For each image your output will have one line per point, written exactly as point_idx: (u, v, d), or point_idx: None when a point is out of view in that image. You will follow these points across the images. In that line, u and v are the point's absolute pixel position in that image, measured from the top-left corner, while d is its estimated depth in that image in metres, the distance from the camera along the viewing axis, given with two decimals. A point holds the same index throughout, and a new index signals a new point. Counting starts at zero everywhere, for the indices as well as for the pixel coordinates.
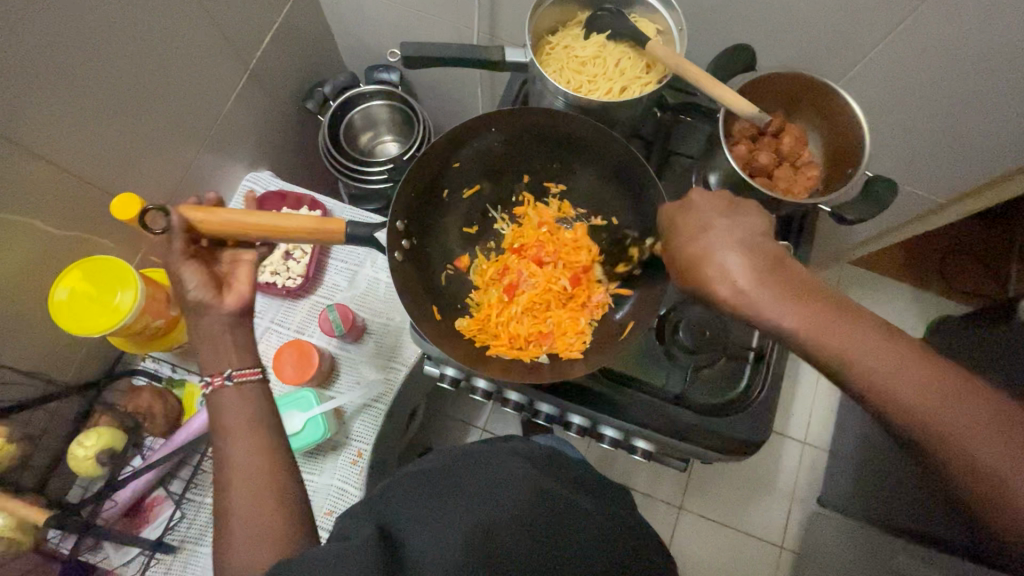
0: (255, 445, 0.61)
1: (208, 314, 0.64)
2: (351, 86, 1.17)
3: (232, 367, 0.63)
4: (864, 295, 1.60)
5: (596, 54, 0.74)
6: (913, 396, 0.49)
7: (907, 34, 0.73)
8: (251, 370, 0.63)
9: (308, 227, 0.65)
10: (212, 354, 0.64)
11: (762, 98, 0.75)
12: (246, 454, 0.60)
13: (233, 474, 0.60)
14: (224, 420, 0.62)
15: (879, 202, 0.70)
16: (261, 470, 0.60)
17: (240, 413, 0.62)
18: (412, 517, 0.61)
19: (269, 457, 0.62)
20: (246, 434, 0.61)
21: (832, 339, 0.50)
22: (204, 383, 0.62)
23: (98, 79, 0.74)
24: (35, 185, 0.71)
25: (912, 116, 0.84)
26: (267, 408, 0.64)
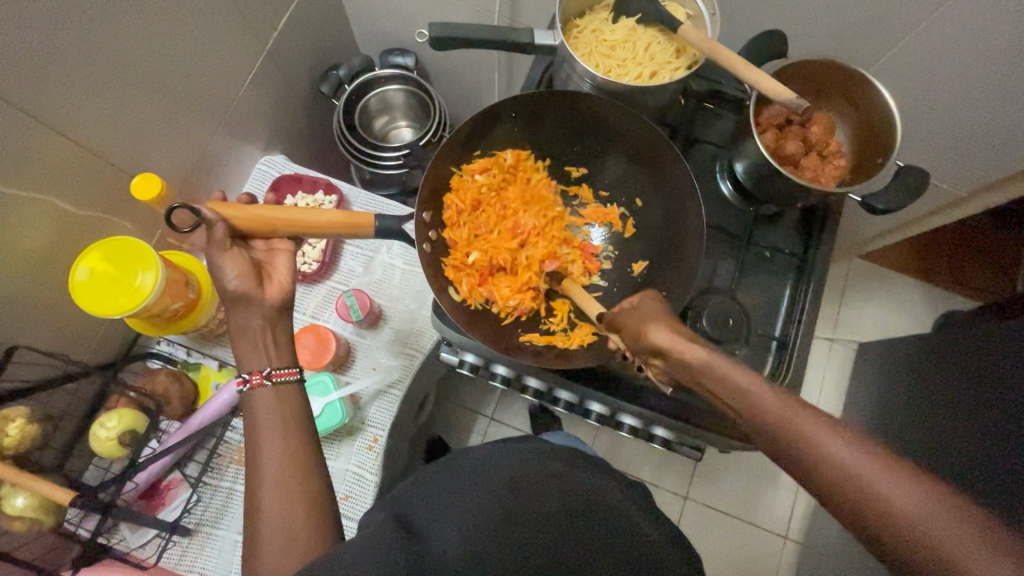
0: (281, 438, 0.61)
1: (239, 296, 0.63)
2: (366, 69, 1.15)
3: (269, 367, 0.63)
4: (874, 288, 1.60)
5: (626, 38, 0.73)
6: (943, 532, 0.40)
7: (938, 23, 0.72)
8: (289, 370, 0.63)
9: (341, 221, 0.64)
10: (237, 337, 0.63)
11: (791, 86, 0.75)
12: (275, 440, 0.60)
13: (263, 470, 0.59)
14: (252, 416, 0.61)
15: (907, 192, 0.70)
16: (290, 458, 0.60)
17: (265, 416, 0.61)
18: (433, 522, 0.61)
19: (297, 439, 0.61)
20: (276, 426, 0.61)
21: (866, 476, 0.43)
22: (241, 381, 0.61)
23: (118, 58, 0.73)
24: (56, 163, 0.70)
25: (938, 107, 0.84)
26: (297, 405, 0.63)
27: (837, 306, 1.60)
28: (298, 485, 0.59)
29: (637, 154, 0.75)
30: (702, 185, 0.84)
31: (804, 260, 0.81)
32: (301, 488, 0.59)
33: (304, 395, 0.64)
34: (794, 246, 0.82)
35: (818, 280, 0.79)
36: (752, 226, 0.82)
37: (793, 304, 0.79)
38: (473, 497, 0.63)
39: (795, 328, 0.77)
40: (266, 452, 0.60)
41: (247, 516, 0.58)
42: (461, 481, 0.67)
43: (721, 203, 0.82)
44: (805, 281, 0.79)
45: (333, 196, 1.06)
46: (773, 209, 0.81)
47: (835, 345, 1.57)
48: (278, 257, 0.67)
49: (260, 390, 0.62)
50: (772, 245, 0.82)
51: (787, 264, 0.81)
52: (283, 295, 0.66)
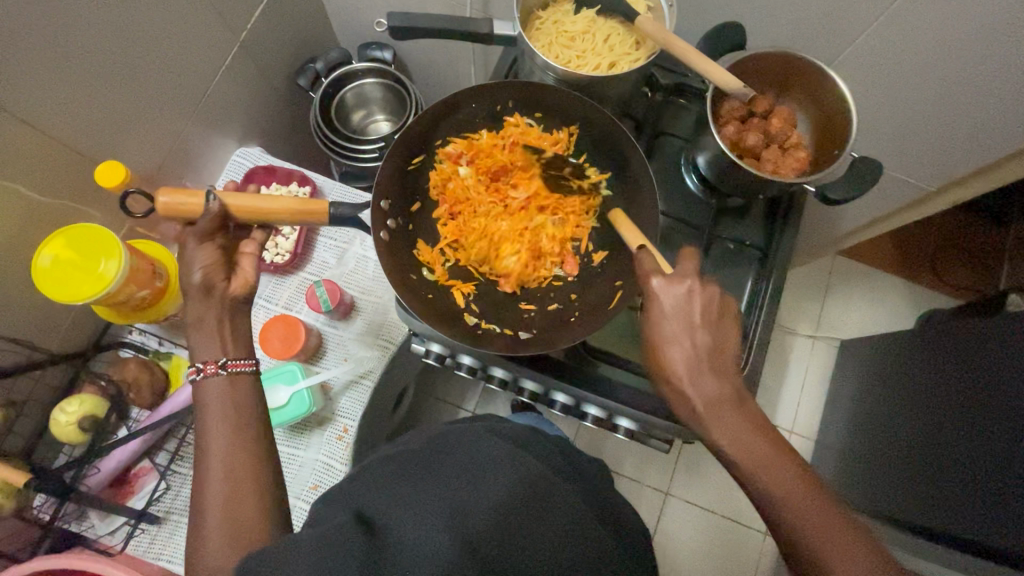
0: (231, 434, 0.60)
1: (194, 283, 0.63)
2: (344, 63, 1.16)
3: (226, 357, 0.62)
4: (855, 286, 1.61)
5: (586, 29, 0.74)
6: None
7: (897, 17, 0.73)
8: (246, 361, 0.63)
9: (295, 205, 0.65)
10: (193, 322, 0.63)
11: (751, 77, 0.76)
12: (229, 429, 0.61)
13: (214, 462, 0.59)
14: (202, 407, 0.61)
15: (862, 183, 0.71)
16: (240, 443, 0.60)
17: (215, 408, 0.60)
18: (388, 504, 0.58)
19: (250, 429, 0.61)
20: (229, 417, 0.61)
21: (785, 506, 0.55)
22: (194, 369, 0.61)
23: (88, 49, 0.73)
24: (22, 151, 0.71)
25: (902, 102, 0.84)
26: (252, 397, 0.63)
27: (819, 304, 1.60)
28: (251, 470, 0.60)
29: (600, 144, 0.75)
30: (666, 177, 0.84)
31: (766, 252, 0.82)
32: (256, 474, 0.60)
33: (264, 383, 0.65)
34: (757, 238, 0.83)
35: (779, 272, 0.80)
36: (715, 218, 0.83)
37: (754, 295, 0.80)
38: (430, 476, 0.62)
39: (755, 319, 0.78)
40: (216, 445, 0.60)
41: (197, 500, 0.58)
42: (423, 462, 0.67)
43: (685, 195, 0.83)
44: (767, 273, 0.80)
45: (307, 187, 1.07)
46: (736, 201, 0.82)
47: (816, 343, 1.58)
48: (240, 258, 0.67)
49: (213, 380, 0.61)
50: (736, 237, 0.82)
51: (750, 256, 0.82)
52: (246, 287, 0.65)
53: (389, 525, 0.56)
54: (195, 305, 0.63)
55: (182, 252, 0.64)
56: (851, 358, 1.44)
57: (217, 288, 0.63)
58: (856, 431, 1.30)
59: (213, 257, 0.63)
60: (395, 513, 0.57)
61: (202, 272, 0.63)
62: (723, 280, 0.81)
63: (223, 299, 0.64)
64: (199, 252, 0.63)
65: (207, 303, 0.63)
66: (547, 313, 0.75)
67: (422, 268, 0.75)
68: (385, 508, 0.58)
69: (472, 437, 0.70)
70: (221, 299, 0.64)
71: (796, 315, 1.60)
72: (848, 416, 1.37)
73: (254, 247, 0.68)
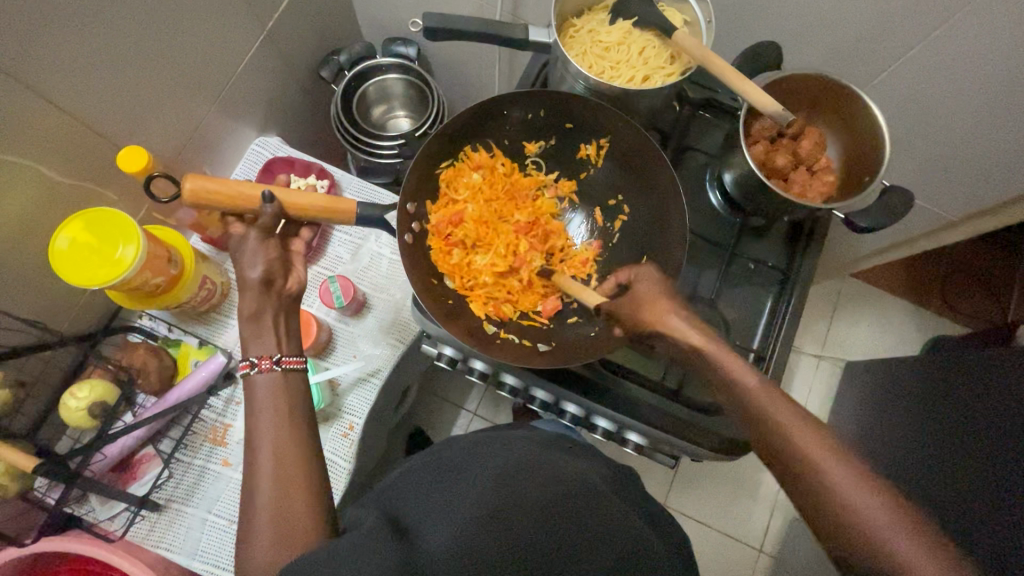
0: (271, 432, 0.60)
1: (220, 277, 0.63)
2: (367, 57, 1.14)
3: (279, 353, 0.63)
4: (865, 308, 1.60)
5: (621, 41, 0.73)
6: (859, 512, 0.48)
7: (934, 46, 0.72)
8: (298, 358, 0.64)
9: (322, 200, 0.64)
10: (249, 315, 0.63)
11: (785, 98, 0.75)
12: (273, 419, 0.60)
13: (260, 457, 0.59)
14: (254, 399, 0.61)
15: (891, 212, 0.70)
16: (272, 441, 0.60)
17: (263, 402, 0.61)
18: (418, 508, 0.61)
19: (274, 427, 0.60)
20: (269, 410, 0.61)
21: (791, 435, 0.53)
22: (250, 364, 0.62)
23: (113, 31, 0.73)
24: (43, 131, 0.70)
25: (932, 130, 0.84)
26: (296, 393, 0.63)
27: (827, 323, 1.61)
28: (284, 464, 0.59)
29: (628, 157, 0.74)
30: (690, 193, 0.84)
31: (788, 274, 0.81)
32: (283, 471, 0.59)
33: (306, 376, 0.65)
34: (778, 260, 0.82)
35: (799, 293, 0.79)
36: (738, 237, 0.82)
37: (772, 316, 0.79)
38: (462, 486, 0.63)
39: (772, 342, 0.77)
40: (264, 441, 0.59)
41: None
42: (450, 470, 0.67)
43: (709, 213, 0.82)
44: (787, 295, 0.79)
45: (325, 181, 1.06)
46: (761, 221, 0.81)
47: (822, 362, 1.58)
48: (294, 256, 0.68)
49: (266, 375, 0.62)
50: (758, 257, 0.82)
51: (770, 277, 0.81)
52: (302, 287, 0.68)
53: (422, 532, 0.57)
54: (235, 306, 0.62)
55: (239, 245, 0.64)
56: (857, 381, 1.44)
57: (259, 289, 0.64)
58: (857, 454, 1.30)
59: (275, 255, 0.65)
60: (428, 522, 0.58)
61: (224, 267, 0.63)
62: (744, 299, 0.80)
63: (257, 298, 0.64)
64: (261, 249, 0.64)
65: (244, 296, 0.64)
66: (564, 326, 0.75)
67: (444, 278, 0.73)
68: (424, 511, 0.60)
69: (498, 446, 0.70)
70: (279, 294, 0.66)
71: (803, 334, 1.60)
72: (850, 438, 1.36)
73: (299, 246, 0.70)
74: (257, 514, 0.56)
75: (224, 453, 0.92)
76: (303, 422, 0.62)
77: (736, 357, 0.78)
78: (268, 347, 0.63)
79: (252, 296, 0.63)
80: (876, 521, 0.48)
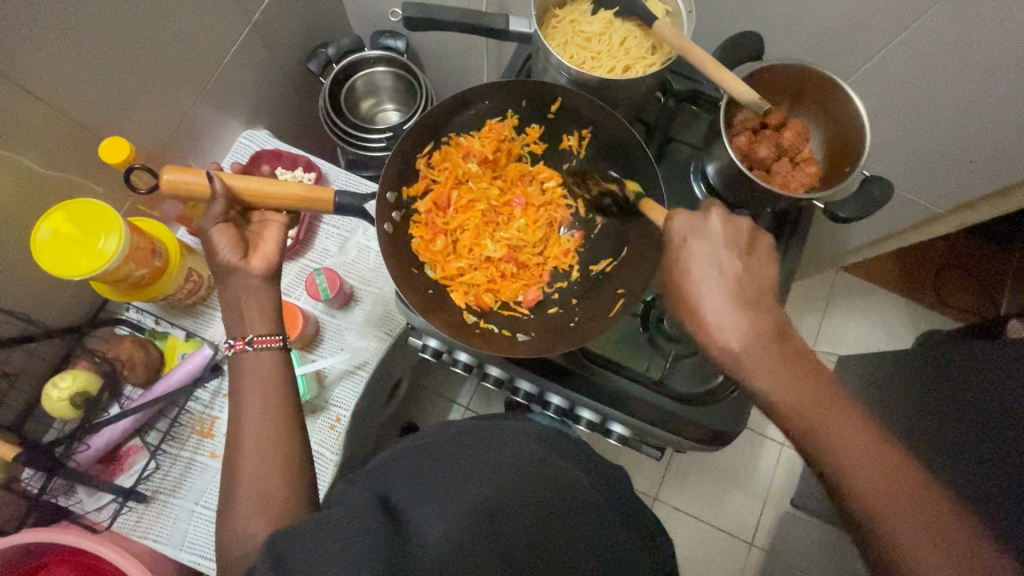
0: (251, 417, 0.61)
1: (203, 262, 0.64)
2: (355, 50, 1.14)
3: (253, 334, 0.64)
4: (856, 302, 1.61)
5: (602, 31, 0.73)
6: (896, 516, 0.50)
7: (916, 37, 0.72)
8: (271, 337, 0.63)
9: (299, 192, 0.63)
10: (228, 300, 0.65)
11: (767, 88, 0.75)
12: (255, 409, 0.61)
13: (242, 441, 0.60)
14: (238, 386, 0.62)
15: (871, 202, 0.70)
16: (251, 428, 0.60)
17: (247, 383, 0.62)
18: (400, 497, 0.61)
19: (257, 417, 0.60)
20: (251, 398, 0.61)
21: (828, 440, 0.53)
22: (226, 346, 0.63)
23: (96, 23, 0.72)
24: (26, 123, 0.70)
25: (916, 121, 0.83)
26: (279, 382, 0.63)
27: (819, 317, 1.61)
28: (265, 453, 0.59)
29: (610, 147, 0.74)
30: (674, 184, 0.84)
31: (771, 265, 0.81)
32: (264, 459, 0.59)
33: (288, 366, 0.65)
34: None
35: (782, 284, 0.79)
36: None
37: None
38: (442, 475, 0.63)
39: None
40: (246, 428, 0.60)
41: None
42: (432, 459, 0.67)
43: (693, 204, 0.83)
44: (770, 286, 0.79)
45: (312, 174, 1.06)
46: (745, 213, 0.81)
47: None
48: (266, 232, 0.67)
49: (243, 356, 0.63)
50: None
51: None
52: (276, 271, 0.67)
53: (408, 521, 0.57)
54: None
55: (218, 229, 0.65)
56: (848, 375, 1.44)
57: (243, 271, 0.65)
58: None
59: (242, 240, 0.64)
60: (412, 510, 0.58)
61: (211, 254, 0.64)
62: None
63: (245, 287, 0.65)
64: (227, 233, 0.64)
65: (220, 280, 0.65)
66: (545, 316, 0.75)
67: (424, 268, 0.73)
68: (405, 499, 0.60)
69: (480, 435, 0.70)
70: (256, 282, 0.66)
71: (795, 329, 1.60)
72: None
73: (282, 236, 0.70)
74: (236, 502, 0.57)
75: (211, 445, 0.92)
76: (282, 412, 0.62)
77: None
78: (249, 337, 0.63)
79: (225, 281, 0.65)
80: (901, 517, 0.50)
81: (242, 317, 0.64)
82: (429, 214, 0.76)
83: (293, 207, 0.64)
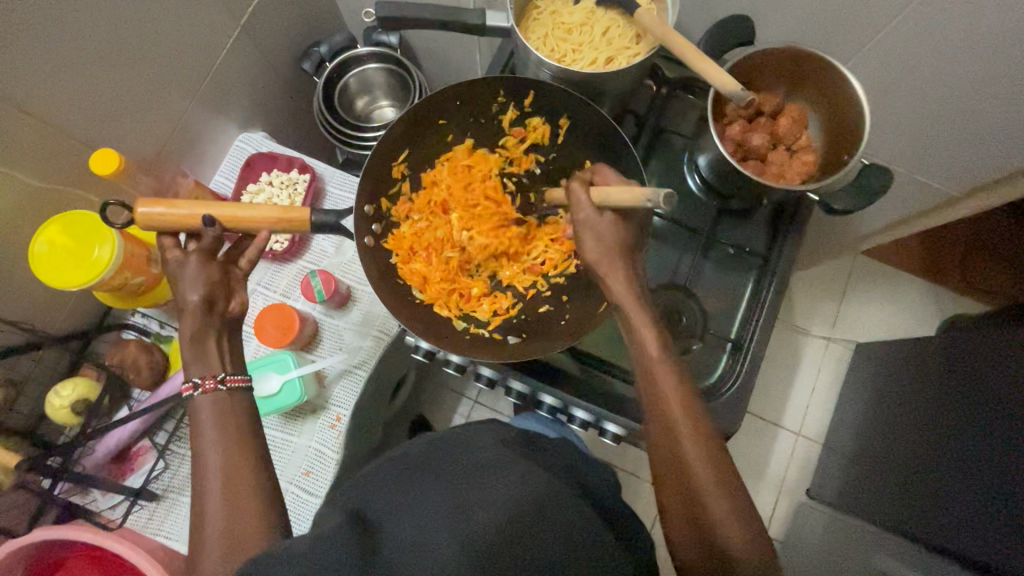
0: (213, 452, 0.60)
1: (190, 290, 0.63)
2: (347, 48, 1.13)
3: (224, 372, 0.63)
4: (873, 288, 1.56)
5: (584, 21, 0.70)
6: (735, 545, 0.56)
7: (918, 13, 0.68)
8: (244, 376, 0.64)
9: (274, 213, 0.64)
10: (190, 338, 0.63)
11: (760, 75, 0.72)
12: (222, 438, 0.61)
13: (206, 474, 0.60)
14: (198, 424, 0.61)
15: (871, 192, 0.67)
16: (229, 447, 0.61)
17: (205, 428, 0.61)
18: (375, 510, 0.60)
19: (237, 441, 0.61)
20: (219, 427, 0.61)
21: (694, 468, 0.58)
22: (193, 386, 0.61)
23: (81, 38, 0.73)
24: (18, 138, 0.72)
25: (924, 104, 0.79)
26: (241, 413, 0.63)
27: (836, 303, 1.56)
28: (242, 465, 0.60)
29: (595, 145, 0.72)
30: (667, 177, 0.81)
31: (768, 259, 0.78)
32: (248, 468, 0.61)
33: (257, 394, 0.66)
34: (759, 245, 0.80)
35: (781, 277, 0.77)
36: (717, 222, 0.80)
37: (752, 302, 0.77)
38: (412, 488, 0.63)
39: (751, 329, 0.76)
40: (210, 454, 0.60)
41: (194, 493, 0.59)
42: (412, 472, 0.66)
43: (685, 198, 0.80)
44: (767, 280, 0.77)
45: (307, 175, 1.06)
46: (741, 205, 0.78)
47: (830, 344, 1.54)
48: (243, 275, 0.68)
49: (208, 397, 0.62)
50: (737, 242, 0.79)
51: (751, 262, 0.79)
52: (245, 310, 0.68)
53: (378, 530, 0.57)
54: (197, 325, 0.63)
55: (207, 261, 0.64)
56: (868, 364, 1.40)
57: (217, 306, 0.65)
58: (866, 440, 1.27)
59: (216, 280, 0.65)
60: (383, 519, 0.58)
61: (206, 289, 0.64)
62: (722, 286, 0.79)
63: (225, 319, 0.66)
64: (200, 276, 0.64)
65: (187, 320, 0.63)
66: (535, 316, 0.74)
67: (412, 288, 0.72)
68: (376, 514, 0.60)
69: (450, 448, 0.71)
70: (222, 317, 0.66)
71: (810, 316, 1.56)
72: (858, 422, 1.33)
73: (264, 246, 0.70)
74: (227, 506, 0.58)
75: None
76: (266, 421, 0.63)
77: (712, 345, 0.77)
78: (224, 363, 0.64)
79: (192, 321, 0.63)
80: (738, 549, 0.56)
81: (213, 341, 0.64)
82: (411, 213, 0.75)
83: (270, 228, 0.64)
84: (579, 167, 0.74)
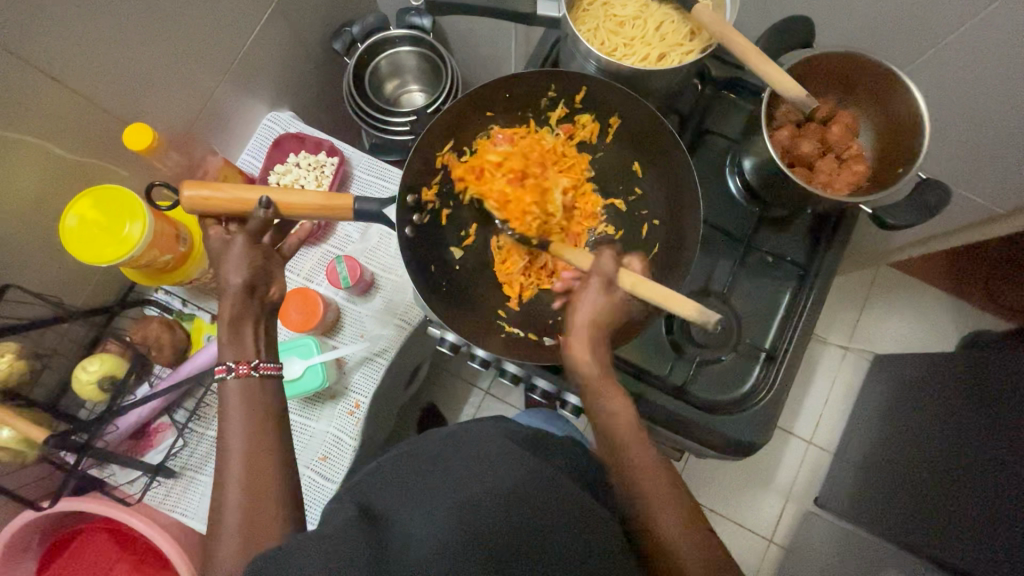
0: (239, 434, 0.60)
1: (230, 270, 0.62)
2: (379, 29, 1.10)
3: (257, 359, 0.63)
4: (896, 300, 1.53)
5: (636, 15, 0.68)
6: None
7: (986, 25, 0.65)
8: (276, 365, 0.63)
9: (321, 197, 0.63)
10: (223, 322, 0.63)
11: (814, 79, 0.69)
12: (249, 421, 0.60)
13: (229, 454, 0.59)
14: (227, 408, 0.61)
15: (924, 209, 0.65)
16: (257, 431, 0.60)
17: (230, 410, 0.60)
18: (395, 502, 0.60)
19: (264, 425, 0.61)
20: (248, 413, 0.61)
21: None
22: (226, 368, 0.61)
23: (116, 11, 0.72)
24: (51, 110, 0.71)
25: (980, 117, 0.76)
26: (268, 399, 0.62)
27: (857, 312, 1.53)
28: (267, 452, 0.60)
29: (640, 144, 0.71)
30: (708, 179, 0.79)
31: (807, 269, 0.77)
32: (273, 456, 0.60)
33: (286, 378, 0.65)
34: (798, 254, 0.78)
35: (819, 289, 0.75)
36: (757, 228, 0.77)
37: (788, 313, 0.75)
38: (434, 477, 0.62)
39: (786, 341, 0.74)
40: (235, 435, 0.60)
41: (217, 477, 0.59)
42: (432, 461, 0.66)
43: (725, 201, 0.78)
44: (805, 291, 0.75)
45: (336, 158, 1.04)
46: (782, 212, 0.76)
47: (848, 354, 1.52)
48: (278, 258, 0.67)
49: (240, 380, 0.61)
50: (776, 250, 0.77)
51: (789, 271, 0.77)
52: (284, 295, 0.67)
53: (398, 523, 0.56)
54: (234, 307, 0.63)
55: (244, 243, 0.63)
56: (885, 375, 1.38)
57: (257, 291, 0.64)
58: (879, 452, 1.25)
59: (259, 263, 0.63)
60: (403, 512, 0.57)
61: (238, 273, 0.62)
62: (757, 294, 0.77)
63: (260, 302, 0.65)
64: (245, 257, 0.63)
65: (226, 301, 0.62)
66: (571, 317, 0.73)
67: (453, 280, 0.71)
68: (395, 504, 0.59)
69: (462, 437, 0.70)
70: (256, 302, 0.65)
71: (830, 324, 1.53)
72: (871, 434, 1.32)
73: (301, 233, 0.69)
74: (251, 491, 0.57)
75: None
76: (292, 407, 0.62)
77: (744, 354, 0.75)
78: (257, 346, 0.64)
79: (233, 302, 0.62)
80: None
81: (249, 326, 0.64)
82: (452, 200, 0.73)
83: (316, 212, 0.63)
84: (625, 169, 0.74)
